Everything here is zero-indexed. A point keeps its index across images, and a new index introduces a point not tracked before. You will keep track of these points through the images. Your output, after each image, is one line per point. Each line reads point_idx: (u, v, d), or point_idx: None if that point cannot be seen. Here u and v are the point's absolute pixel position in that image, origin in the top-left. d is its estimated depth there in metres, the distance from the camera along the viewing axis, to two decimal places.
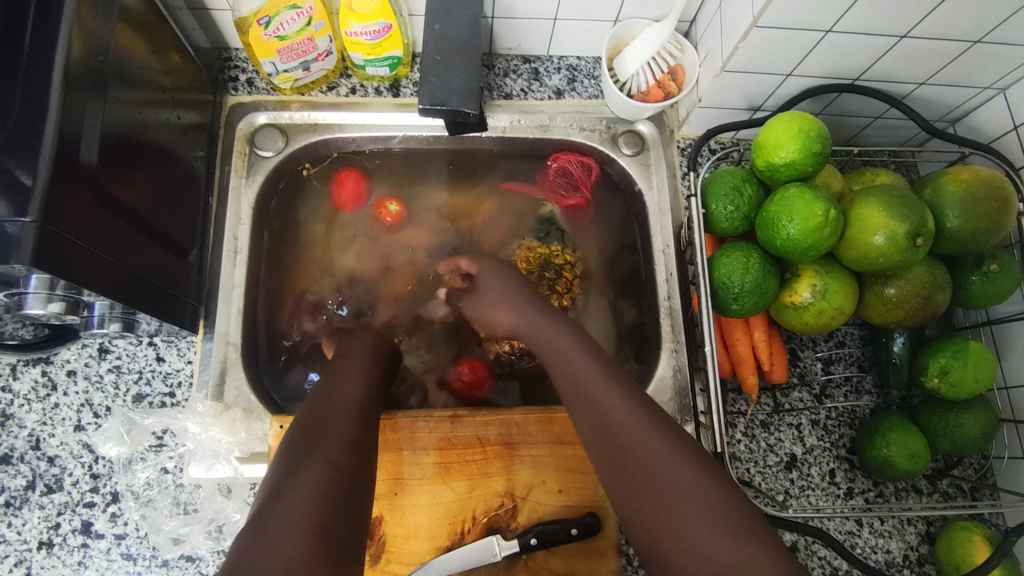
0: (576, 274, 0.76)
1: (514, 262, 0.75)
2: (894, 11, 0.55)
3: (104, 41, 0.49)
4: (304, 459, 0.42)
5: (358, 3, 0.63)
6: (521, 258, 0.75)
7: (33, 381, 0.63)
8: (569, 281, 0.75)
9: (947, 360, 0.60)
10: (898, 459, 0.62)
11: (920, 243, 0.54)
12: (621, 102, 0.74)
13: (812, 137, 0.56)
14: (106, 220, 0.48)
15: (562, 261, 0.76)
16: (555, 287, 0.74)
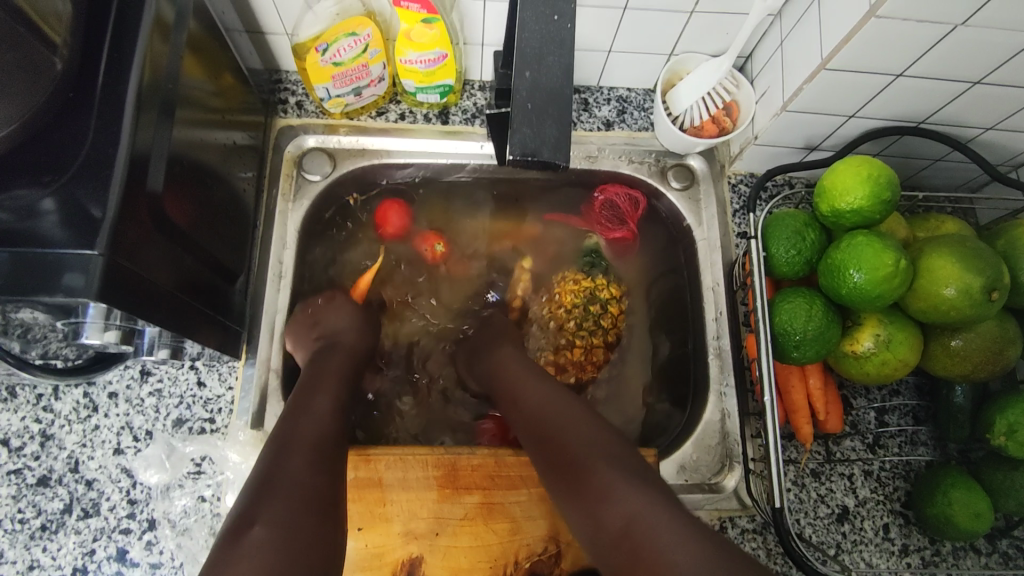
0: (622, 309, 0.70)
1: (558, 294, 0.69)
2: (971, 57, 0.53)
3: (171, 68, 0.48)
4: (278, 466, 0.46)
5: (417, 32, 0.62)
6: (566, 291, 0.69)
7: (74, 402, 0.63)
8: (615, 316, 0.69)
9: (1016, 417, 0.57)
10: (960, 518, 0.59)
11: (994, 298, 0.52)
12: (673, 136, 0.72)
13: (882, 184, 0.54)
14: (165, 248, 0.48)
15: (608, 295, 0.69)
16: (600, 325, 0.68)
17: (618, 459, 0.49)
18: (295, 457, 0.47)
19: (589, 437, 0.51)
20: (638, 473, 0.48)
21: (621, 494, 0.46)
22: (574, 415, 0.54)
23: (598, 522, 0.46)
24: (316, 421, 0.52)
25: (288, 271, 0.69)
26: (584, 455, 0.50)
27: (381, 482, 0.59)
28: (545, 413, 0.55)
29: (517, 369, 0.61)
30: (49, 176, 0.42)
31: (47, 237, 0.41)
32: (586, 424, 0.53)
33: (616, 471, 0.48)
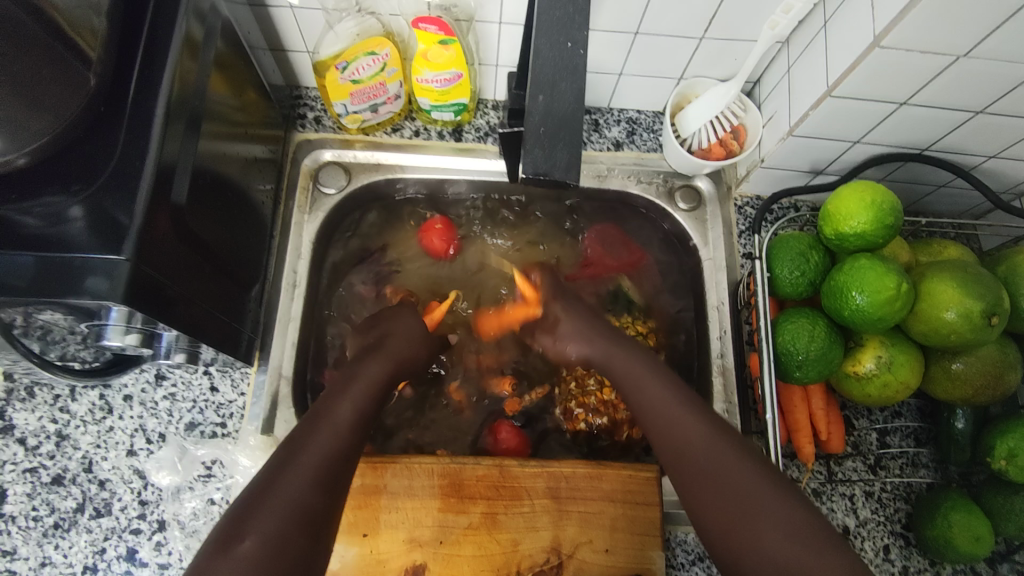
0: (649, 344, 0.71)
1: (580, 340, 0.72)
2: (972, 88, 0.55)
3: (199, 84, 0.51)
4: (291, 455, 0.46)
5: (434, 53, 0.64)
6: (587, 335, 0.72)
7: (90, 403, 0.64)
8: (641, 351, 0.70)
9: (1016, 442, 0.58)
10: (960, 541, 0.60)
11: (995, 323, 0.53)
12: (681, 158, 0.74)
13: (885, 209, 0.56)
14: (187, 256, 0.50)
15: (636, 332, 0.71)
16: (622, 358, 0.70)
17: (764, 487, 0.45)
18: (293, 476, 0.45)
19: (733, 458, 0.47)
20: (791, 509, 0.44)
21: (769, 538, 0.43)
22: (716, 434, 0.49)
23: (747, 552, 0.44)
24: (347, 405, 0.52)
25: (302, 280, 0.70)
26: (726, 477, 0.47)
27: (387, 489, 0.61)
28: (680, 432, 0.50)
29: (640, 367, 0.56)
30: (78, 186, 0.44)
31: (76, 242, 0.43)
32: (728, 449, 0.48)
33: (773, 502, 0.45)
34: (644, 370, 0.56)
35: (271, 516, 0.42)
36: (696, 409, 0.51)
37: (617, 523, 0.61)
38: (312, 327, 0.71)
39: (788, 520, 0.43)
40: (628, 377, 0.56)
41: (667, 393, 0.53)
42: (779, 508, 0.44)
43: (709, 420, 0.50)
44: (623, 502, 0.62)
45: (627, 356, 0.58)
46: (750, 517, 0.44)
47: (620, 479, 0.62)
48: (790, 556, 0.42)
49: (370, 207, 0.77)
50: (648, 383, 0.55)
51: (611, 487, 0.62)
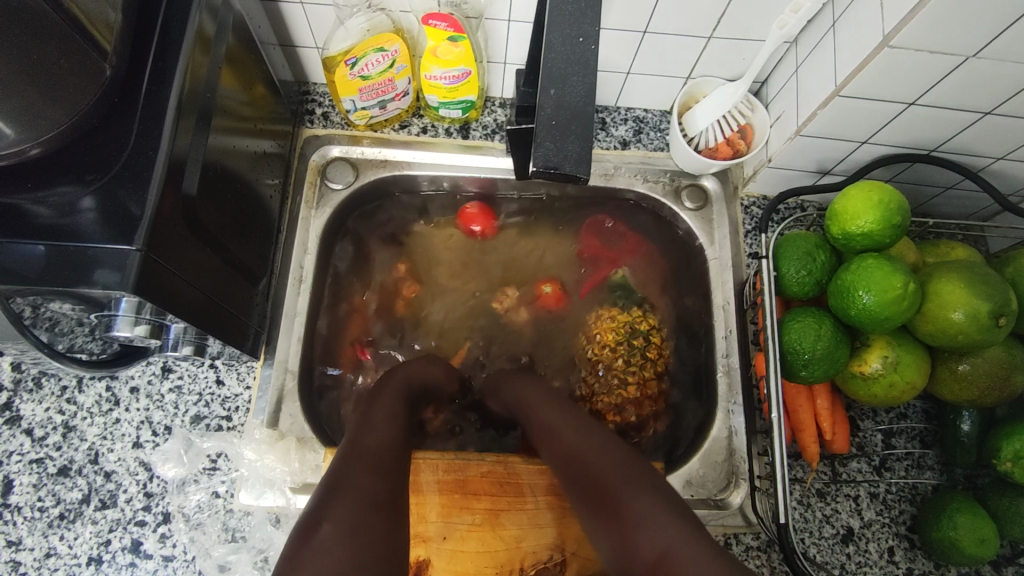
0: (662, 338, 0.70)
1: (599, 331, 0.70)
2: (980, 88, 0.55)
3: (211, 78, 0.51)
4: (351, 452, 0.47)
5: (442, 50, 0.64)
6: (606, 326, 0.70)
7: (97, 395, 0.64)
8: (658, 347, 0.70)
9: (1022, 444, 0.58)
10: (965, 544, 0.60)
11: (1002, 323, 0.53)
12: (687, 158, 0.74)
13: (893, 209, 0.56)
14: (196, 247, 0.50)
15: (647, 326, 0.70)
16: (647, 355, 0.68)
17: (655, 489, 0.44)
18: (356, 477, 0.43)
19: (637, 467, 0.47)
20: (673, 504, 0.43)
21: (646, 532, 0.41)
22: (623, 450, 0.49)
23: (630, 549, 0.42)
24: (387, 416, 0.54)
25: (308, 275, 0.71)
26: (612, 474, 0.47)
27: None
28: (588, 453, 0.50)
29: (566, 408, 0.57)
30: (91, 175, 0.44)
31: (87, 231, 0.43)
32: (629, 460, 0.48)
33: (650, 500, 0.43)
34: (566, 411, 0.57)
35: (344, 512, 0.40)
36: (609, 435, 0.52)
37: None
38: (318, 322, 0.71)
39: (669, 511, 0.42)
40: (554, 414, 0.57)
41: (586, 425, 0.54)
42: (663, 503, 0.43)
43: (620, 444, 0.50)
44: None
45: (556, 400, 0.59)
46: (632, 515, 0.43)
47: None
48: (672, 539, 0.40)
49: (377, 203, 0.77)
50: (569, 419, 0.55)
51: None
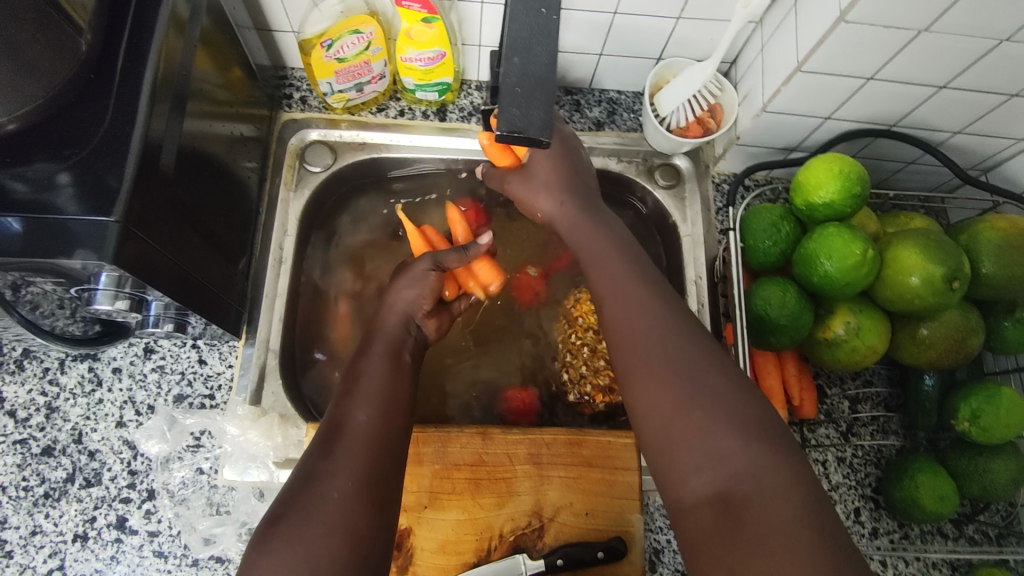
0: None
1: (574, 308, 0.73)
2: (934, 62, 0.57)
3: (187, 59, 0.51)
4: (338, 434, 0.46)
5: (416, 31, 0.65)
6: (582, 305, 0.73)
7: (79, 376, 0.65)
8: None
9: (978, 404, 0.60)
10: (926, 501, 0.62)
11: (957, 287, 0.56)
12: (659, 137, 0.76)
13: (852, 179, 0.58)
14: (174, 223, 0.51)
15: None
16: None
17: (717, 403, 0.41)
18: (346, 457, 0.44)
19: (703, 372, 0.43)
20: (750, 421, 0.41)
21: (703, 458, 0.40)
22: (679, 339, 0.45)
23: (710, 460, 0.40)
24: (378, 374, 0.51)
25: (288, 256, 0.72)
26: (698, 380, 0.43)
27: None
28: (667, 346, 0.45)
29: (620, 271, 0.51)
30: (68, 151, 0.45)
31: (63, 206, 0.44)
32: (681, 357, 0.44)
33: (716, 424, 0.40)
34: (621, 274, 0.51)
35: (330, 503, 0.41)
36: (660, 314, 0.47)
37: (596, 487, 0.63)
38: (298, 301, 0.72)
39: (732, 429, 0.40)
40: (609, 277, 0.51)
41: (631, 292, 0.49)
42: (725, 418, 0.41)
43: (682, 327, 0.46)
44: (602, 467, 0.64)
45: (606, 263, 0.52)
46: (692, 429, 0.41)
47: (600, 445, 0.64)
48: (738, 470, 0.39)
49: (356, 185, 0.78)
50: (615, 284, 0.50)
51: (592, 453, 0.64)
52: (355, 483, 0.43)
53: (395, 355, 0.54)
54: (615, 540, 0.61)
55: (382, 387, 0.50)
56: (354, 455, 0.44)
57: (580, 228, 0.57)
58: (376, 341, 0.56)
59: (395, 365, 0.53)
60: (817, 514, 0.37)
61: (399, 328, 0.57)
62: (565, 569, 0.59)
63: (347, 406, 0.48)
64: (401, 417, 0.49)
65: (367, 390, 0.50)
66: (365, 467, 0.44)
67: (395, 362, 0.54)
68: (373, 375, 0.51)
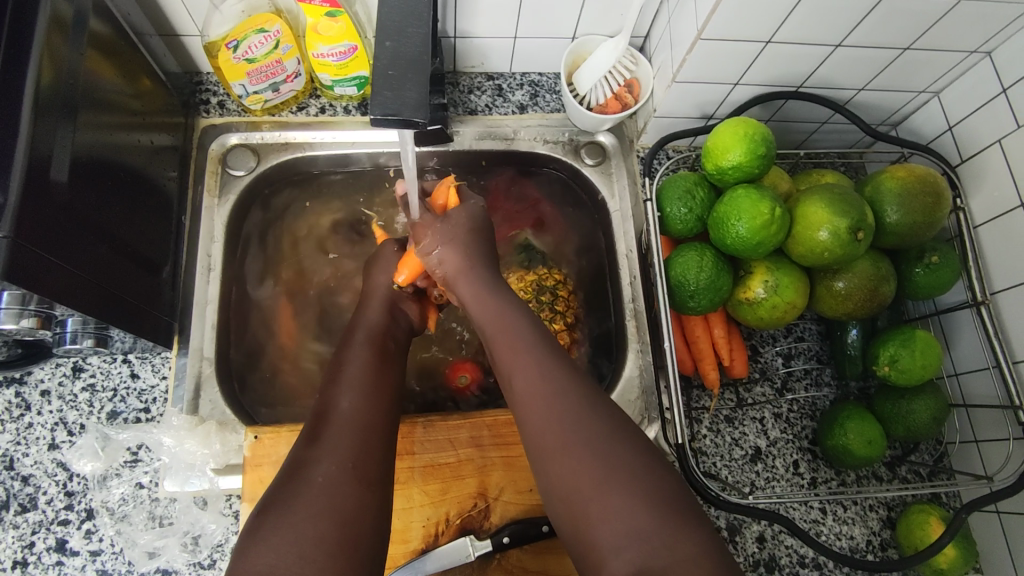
0: (570, 290, 0.76)
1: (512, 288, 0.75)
2: (826, 21, 0.59)
3: (73, 66, 0.51)
4: (325, 424, 0.47)
5: (323, 26, 0.65)
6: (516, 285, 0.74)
7: (7, 402, 0.64)
8: (566, 298, 0.75)
9: (895, 349, 0.63)
10: (856, 447, 0.64)
11: (861, 237, 0.58)
12: (580, 115, 0.76)
13: (757, 140, 0.59)
14: (77, 236, 0.50)
15: (553, 281, 0.76)
16: (554, 308, 0.73)
17: (632, 476, 0.40)
18: (332, 442, 0.45)
19: (615, 447, 0.42)
20: (659, 492, 0.40)
21: (623, 538, 0.38)
22: (587, 415, 0.43)
23: (625, 537, 0.38)
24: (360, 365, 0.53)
25: (217, 263, 0.71)
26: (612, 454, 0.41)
27: None
28: (575, 417, 0.43)
29: (526, 342, 0.49)
30: None
31: None
32: (589, 434, 0.42)
33: (628, 498, 0.39)
34: (525, 344, 0.49)
35: (316, 487, 0.42)
36: (570, 383, 0.46)
37: None
38: (231, 307, 0.72)
39: (644, 502, 0.39)
40: (508, 347, 0.49)
41: (534, 365, 0.47)
42: (638, 495, 0.39)
43: (590, 399, 0.45)
44: None
45: (513, 334, 0.50)
46: (601, 502, 0.40)
47: None
48: (655, 543, 0.37)
49: (283, 187, 0.78)
50: (522, 354, 0.48)
51: None
52: (342, 466, 0.43)
53: (381, 345, 0.57)
54: None
55: (365, 374, 0.52)
56: (341, 438, 0.45)
57: (483, 300, 0.54)
58: (361, 332, 0.58)
59: (378, 357, 0.55)
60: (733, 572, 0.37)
61: (382, 314, 0.61)
62: (512, 546, 0.60)
63: (334, 394, 0.50)
64: (387, 406, 0.50)
65: (352, 377, 0.51)
66: (350, 452, 0.45)
67: (378, 355, 0.55)
68: (356, 365, 0.53)
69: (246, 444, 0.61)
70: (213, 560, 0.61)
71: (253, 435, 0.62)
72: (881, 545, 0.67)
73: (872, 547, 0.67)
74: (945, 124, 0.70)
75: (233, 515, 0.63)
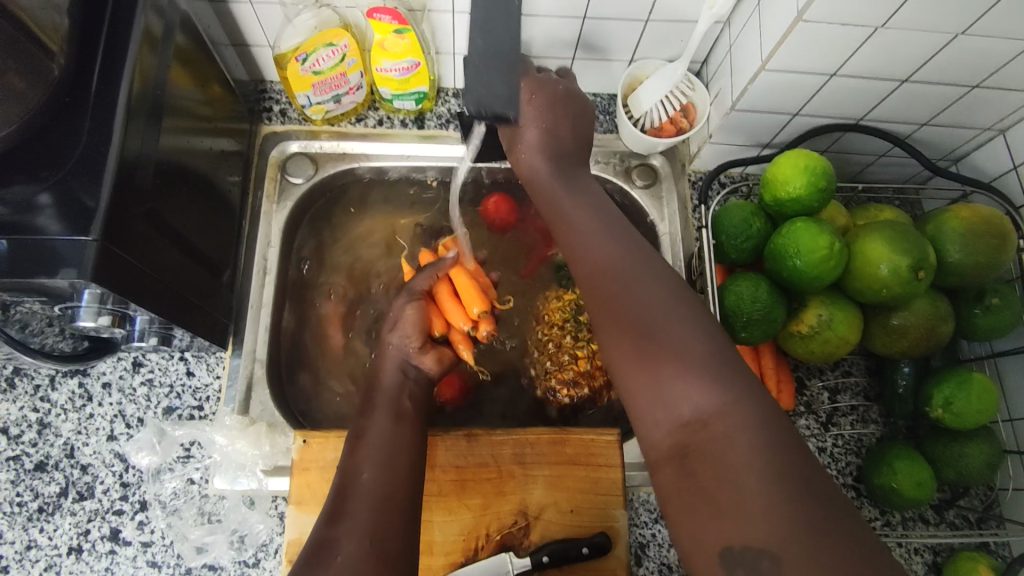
0: None
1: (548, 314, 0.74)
2: (894, 57, 0.59)
3: (160, 76, 0.53)
4: (346, 501, 0.46)
5: (389, 42, 0.67)
6: (554, 309, 0.74)
7: (70, 392, 0.66)
8: None
9: (950, 390, 0.61)
10: (904, 488, 0.63)
11: (923, 276, 0.57)
12: (634, 137, 0.77)
13: (818, 174, 0.59)
14: (153, 239, 0.52)
15: None
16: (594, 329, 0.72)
17: (677, 354, 0.40)
18: (352, 519, 0.45)
19: (668, 326, 0.41)
20: (711, 365, 0.39)
21: (662, 412, 0.39)
22: (632, 289, 0.43)
23: (664, 410, 0.39)
24: (380, 431, 0.52)
25: (273, 267, 0.73)
26: (658, 321, 0.42)
27: None
28: (619, 293, 0.44)
29: (577, 215, 0.49)
30: (47, 172, 0.47)
31: (46, 225, 0.45)
32: (641, 305, 0.42)
33: (677, 377, 0.39)
34: (580, 214, 0.49)
35: (343, 568, 0.41)
36: (622, 253, 0.46)
37: (580, 484, 0.64)
38: (283, 311, 0.73)
39: (695, 377, 0.39)
40: (564, 225, 0.50)
41: (589, 248, 0.47)
42: (681, 368, 0.39)
43: (678, 297, 0.43)
44: (586, 464, 0.65)
45: (565, 207, 0.50)
46: (662, 391, 0.39)
47: (582, 443, 0.66)
48: (691, 418, 0.38)
49: (338, 195, 0.79)
50: (562, 215, 0.50)
51: (575, 451, 0.66)
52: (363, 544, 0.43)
53: (399, 402, 0.55)
54: (599, 536, 0.62)
55: (386, 441, 0.51)
56: (361, 519, 0.45)
57: (546, 190, 0.52)
58: (378, 393, 0.56)
59: (398, 414, 0.54)
60: (780, 459, 0.35)
61: (395, 376, 0.58)
62: (551, 566, 0.60)
63: (357, 462, 0.49)
64: (409, 470, 0.49)
65: (370, 442, 0.51)
66: (371, 528, 0.44)
67: (399, 413, 0.54)
68: (376, 430, 0.52)
69: (295, 447, 0.63)
70: (257, 559, 0.62)
71: (302, 439, 0.63)
72: None
73: None
74: (1009, 163, 0.68)
75: (278, 515, 0.64)
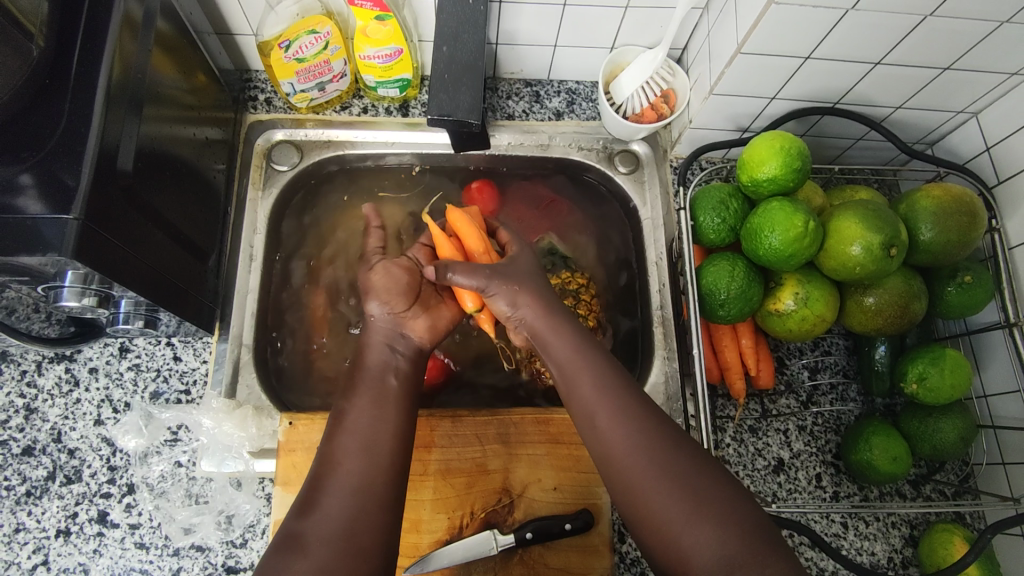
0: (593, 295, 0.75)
1: None
2: (866, 39, 0.60)
3: (140, 62, 0.54)
4: (320, 491, 0.47)
5: (372, 29, 0.67)
6: None
7: (57, 377, 0.67)
8: (588, 303, 0.75)
9: (924, 366, 0.63)
10: (880, 463, 0.64)
11: (895, 253, 0.58)
12: (615, 124, 0.78)
13: (792, 154, 0.60)
14: (137, 221, 0.53)
15: (576, 286, 0.75)
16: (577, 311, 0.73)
17: (694, 494, 0.44)
18: (324, 511, 0.45)
19: (685, 465, 0.46)
20: (731, 518, 0.43)
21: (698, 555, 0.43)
22: (639, 427, 0.48)
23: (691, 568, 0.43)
24: (359, 417, 0.52)
25: (259, 253, 0.73)
26: (661, 460, 0.46)
27: None
28: (624, 465, 0.47)
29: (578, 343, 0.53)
30: (28, 153, 0.47)
31: (27, 205, 0.46)
32: (645, 446, 0.47)
33: (703, 527, 0.43)
34: (584, 358, 0.52)
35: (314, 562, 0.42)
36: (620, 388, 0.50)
37: (563, 463, 0.65)
38: (270, 297, 0.74)
39: (717, 525, 0.43)
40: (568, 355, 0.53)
41: (594, 388, 0.50)
42: (702, 515, 0.43)
43: (662, 427, 0.48)
44: (569, 443, 0.66)
45: (570, 354, 0.53)
46: (680, 538, 0.43)
47: (565, 422, 0.67)
48: (719, 558, 0.42)
49: (324, 183, 0.80)
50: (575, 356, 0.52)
51: (558, 430, 0.67)
52: (335, 538, 0.44)
53: (381, 384, 0.54)
54: (582, 512, 0.63)
55: (365, 426, 0.51)
56: (335, 511, 0.45)
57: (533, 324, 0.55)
58: (359, 372, 0.56)
59: (377, 397, 0.53)
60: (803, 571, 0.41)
61: (380, 353, 0.57)
62: (535, 543, 0.61)
63: (334, 450, 0.49)
64: (388, 457, 0.50)
65: (350, 427, 0.51)
66: (345, 521, 0.45)
67: (379, 396, 0.54)
68: (358, 413, 0.52)
69: (281, 429, 0.64)
70: (244, 540, 0.63)
71: (288, 421, 0.64)
72: (902, 562, 0.67)
73: (893, 565, 0.67)
74: (983, 144, 0.70)
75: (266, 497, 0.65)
